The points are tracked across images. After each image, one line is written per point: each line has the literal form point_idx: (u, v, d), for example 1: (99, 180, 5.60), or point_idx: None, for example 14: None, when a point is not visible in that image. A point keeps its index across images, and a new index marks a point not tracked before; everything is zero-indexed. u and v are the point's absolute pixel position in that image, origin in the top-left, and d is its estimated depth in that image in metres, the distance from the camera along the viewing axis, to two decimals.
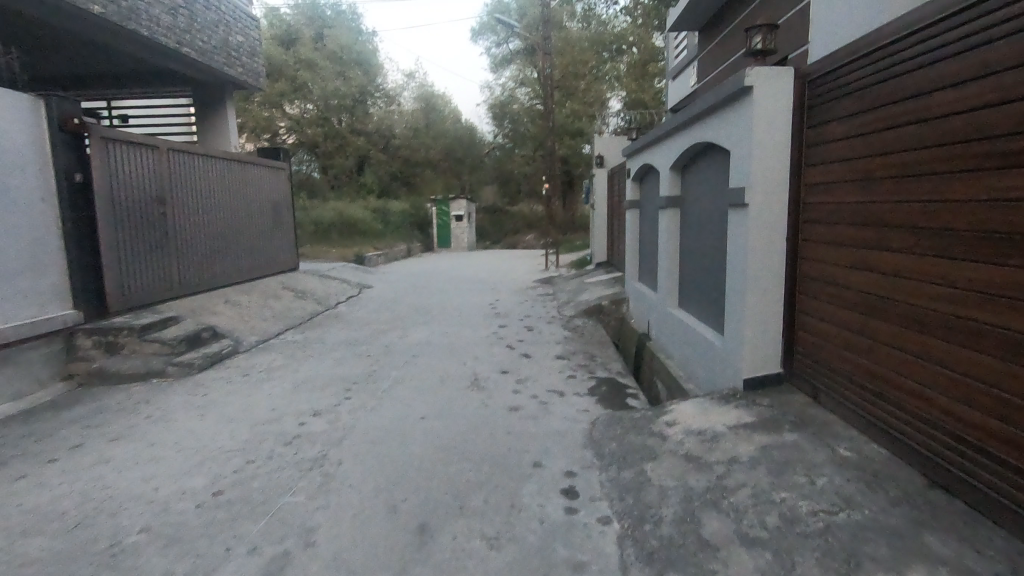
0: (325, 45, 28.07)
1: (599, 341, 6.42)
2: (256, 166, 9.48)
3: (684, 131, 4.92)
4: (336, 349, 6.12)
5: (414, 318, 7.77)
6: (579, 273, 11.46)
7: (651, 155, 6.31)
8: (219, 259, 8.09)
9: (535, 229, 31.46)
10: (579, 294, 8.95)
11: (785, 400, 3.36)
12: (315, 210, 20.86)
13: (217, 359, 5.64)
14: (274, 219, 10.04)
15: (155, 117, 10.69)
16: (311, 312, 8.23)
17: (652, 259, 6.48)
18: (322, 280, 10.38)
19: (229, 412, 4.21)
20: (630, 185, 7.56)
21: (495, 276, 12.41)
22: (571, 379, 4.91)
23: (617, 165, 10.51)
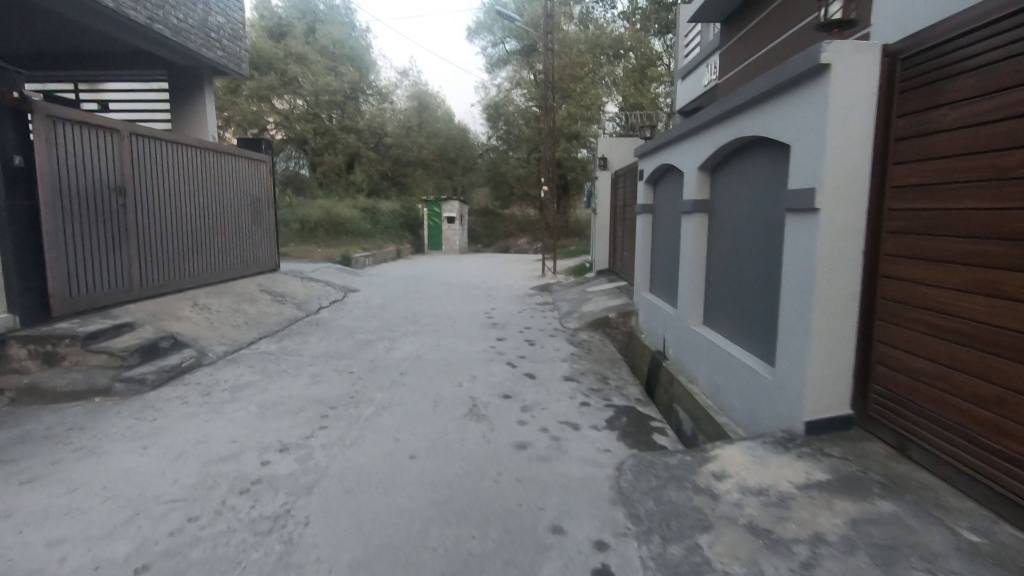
0: (317, 40, 27.47)
1: (609, 359, 5.77)
2: (235, 157, 8.76)
3: (720, 125, 4.30)
4: (313, 364, 5.41)
5: (403, 327, 7.07)
6: (579, 280, 10.84)
7: (672, 154, 5.71)
8: (190, 258, 7.38)
9: (527, 233, 30.89)
10: (582, 304, 8.30)
11: (860, 450, 2.74)
12: (301, 208, 20.10)
13: (175, 373, 4.90)
14: (253, 215, 9.32)
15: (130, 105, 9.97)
16: (290, 318, 7.52)
17: (670, 269, 5.85)
18: (303, 282, 9.65)
19: (178, 444, 3.49)
20: (643, 187, 6.96)
21: (490, 281, 11.76)
22: (585, 407, 4.26)
23: (623, 168, 9.91)
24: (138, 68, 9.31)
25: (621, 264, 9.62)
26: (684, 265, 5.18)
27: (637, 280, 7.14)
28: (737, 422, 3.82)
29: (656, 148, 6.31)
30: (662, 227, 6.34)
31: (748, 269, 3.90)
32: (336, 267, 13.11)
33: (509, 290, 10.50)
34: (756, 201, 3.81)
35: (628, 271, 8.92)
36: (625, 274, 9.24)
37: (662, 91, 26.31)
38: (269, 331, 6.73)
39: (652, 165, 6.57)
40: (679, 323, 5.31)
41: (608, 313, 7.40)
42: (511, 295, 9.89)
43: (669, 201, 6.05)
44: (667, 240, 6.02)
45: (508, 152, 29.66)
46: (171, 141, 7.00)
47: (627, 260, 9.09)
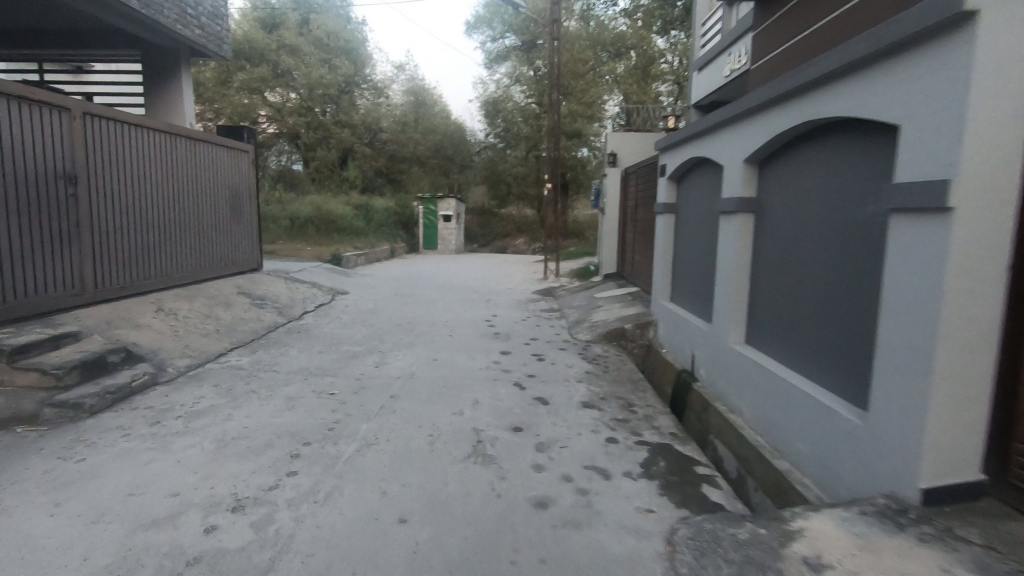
0: (311, 31, 26.66)
1: (630, 379, 5.04)
2: (211, 145, 7.97)
3: (781, 108, 3.59)
4: (290, 383, 4.66)
5: (395, 338, 6.32)
6: (586, 285, 10.13)
7: (706, 146, 5.01)
8: (158, 255, 6.62)
9: (525, 233, 30.16)
10: (593, 312, 7.58)
11: (1008, 536, 2.05)
12: (291, 205, 19.28)
13: (123, 394, 4.13)
14: (233, 209, 8.55)
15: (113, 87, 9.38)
16: (269, 325, 6.76)
17: (701, 277, 5.16)
18: (288, 284, 8.88)
19: (104, 498, 2.74)
20: (666, 184, 6.25)
21: (489, 284, 11.03)
22: (612, 444, 3.54)
23: (636, 164, 9.20)
24: (110, 47, 8.52)
25: (633, 268, 8.92)
26: (722, 273, 4.49)
27: (657, 287, 6.45)
28: (804, 470, 3.11)
29: (683, 139, 5.61)
30: (689, 228, 5.64)
31: (821, 283, 3.21)
32: (325, 267, 12.31)
33: (511, 295, 9.75)
34: (838, 200, 3.11)
35: (641, 276, 8.21)
36: (637, 280, 8.53)
37: (665, 90, 25.71)
38: (244, 341, 5.96)
39: (677, 158, 5.86)
40: (713, 340, 4.62)
41: (623, 323, 6.68)
42: (513, 301, 9.14)
43: (699, 198, 5.35)
44: (697, 242, 5.32)
45: (506, 150, 28.93)
46: (136, 125, 6.24)
47: (641, 265, 8.37)
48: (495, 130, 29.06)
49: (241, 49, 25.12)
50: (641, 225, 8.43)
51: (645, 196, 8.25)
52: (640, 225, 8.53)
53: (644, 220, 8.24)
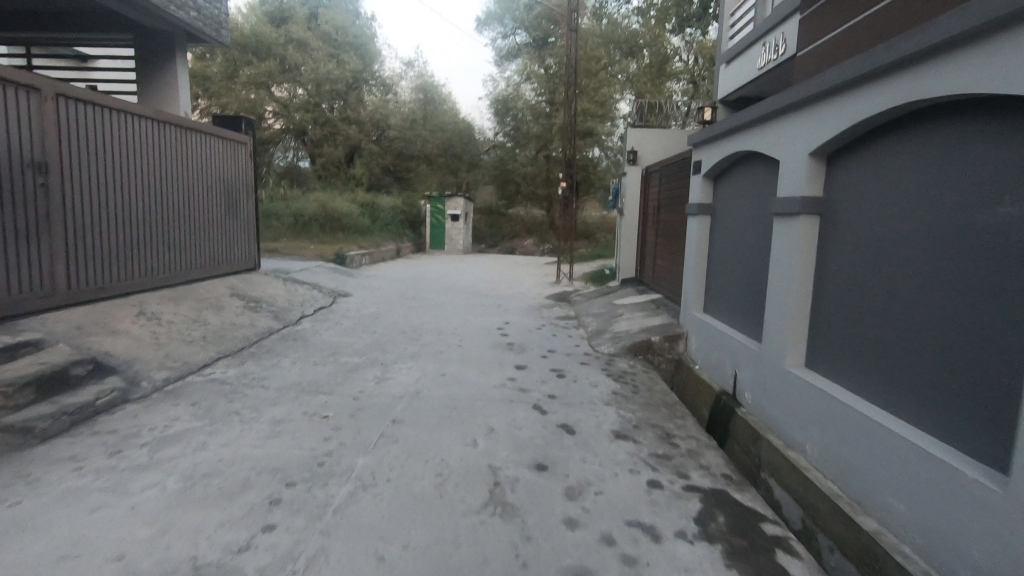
0: (319, 26, 26.17)
1: (665, 403, 4.44)
2: (204, 135, 7.44)
3: (872, 93, 3.04)
4: (278, 402, 4.09)
5: (398, 348, 5.74)
6: (602, 291, 9.55)
7: (755, 140, 4.44)
8: (141, 252, 6.07)
9: (534, 234, 29.58)
10: (614, 322, 6.96)
11: None
12: (295, 202, 18.76)
13: (84, 415, 3.57)
14: (227, 205, 8.01)
15: (106, 75, 8.87)
16: (263, 330, 6.21)
17: (746, 287, 4.56)
18: (286, 285, 8.35)
19: (30, 562, 2.18)
20: (700, 183, 5.64)
21: (500, 288, 10.45)
22: (656, 490, 2.95)
23: (660, 163, 8.61)
24: (102, 32, 8.02)
25: (656, 274, 8.30)
26: (777, 285, 3.89)
27: (689, 297, 5.84)
28: (902, 534, 2.56)
29: (725, 132, 5.00)
30: (729, 232, 5.04)
31: (934, 306, 2.65)
32: (327, 267, 11.77)
33: (523, 300, 9.14)
34: (959, 206, 2.57)
35: (666, 283, 7.60)
36: (661, 288, 7.90)
37: (679, 90, 25.10)
38: (233, 349, 5.41)
39: (717, 154, 5.26)
40: (764, 361, 4.01)
41: (650, 335, 6.07)
42: (526, 307, 8.55)
43: (745, 198, 4.75)
44: (741, 248, 4.72)
45: (516, 149, 28.31)
46: (121, 110, 5.71)
47: (665, 271, 7.76)
48: (505, 129, 28.48)
49: (248, 43, 24.71)
50: (666, 228, 7.81)
51: (672, 196, 7.63)
52: (665, 227, 7.91)
53: (670, 222, 7.62)
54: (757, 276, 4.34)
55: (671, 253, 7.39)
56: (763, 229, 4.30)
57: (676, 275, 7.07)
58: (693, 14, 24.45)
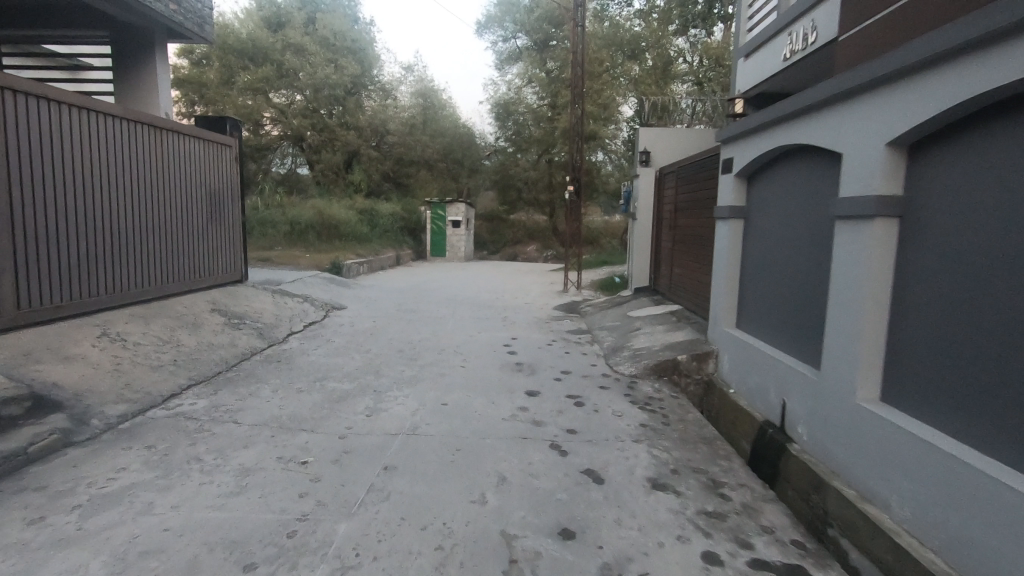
0: (317, 31, 25.72)
1: (703, 439, 3.81)
2: (177, 134, 6.83)
3: (968, 66, 2.45)
4: (250, 443, 3.48)
5: (394, 371, 5.12)
6: (614, 301, 8.93)
7: (803, 132, 3.84)
8: (97, 262, 5.48)
9: (536, 240, 28.98)
10: (632, 338, 6.34)
11: None
12: (291, 209, 18.22)
13: (12, 467, 2.97)
14: (207, 209, 7.38)
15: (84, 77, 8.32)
16: (245, 351, 5.61)
17: (795, 302, 3.95)
18: (275, 298, 7.75)
19: None
20: (731, 183, 5.04)
21: (505, 298, 9.84)
22: (715, 567, 2.33)
23: (677, 163, 8.01)
24: (76, 29, 7.44)
25: (675, 284, 7.69)
26: (839, 300, 3.29)
27: (719, 311, 5.23)
28: None
29: (762, 124, 4.41)
30: (769, 239, 4.43)
31: None
32: (322, 277, 11.17)
33: (529, 313, 8.52)
34: None
35: (688, 294, 6.98)
36: (681, 299, 7.28)
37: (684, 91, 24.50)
38: (207, 374, 4.80)
39: (751, 150, 4.66)
40: (824, 390, 3.40)
41: (675, 354, 5.44)
42: (533, 320, 7.92)
43: (789, 199, 4.14)
44: (787, 256, 4.11)
45: (517, 154, 27.73)
46: (64, 104, 5.11)
47: (686, 281, 7.14)
48: (506, 134, 27.90)
49: (245, 49, 24.38)
50: (688, 234, 7.19)
51: (695, 199, 7.01)
52: (686, 234, 7.30)
53: (693, 228, 7.00)
54: (812, 289, 3.73)
55: (694, 261, 6.76)
56: (818, 234, 3.69)
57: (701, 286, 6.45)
58: (697, 15, 23.89)
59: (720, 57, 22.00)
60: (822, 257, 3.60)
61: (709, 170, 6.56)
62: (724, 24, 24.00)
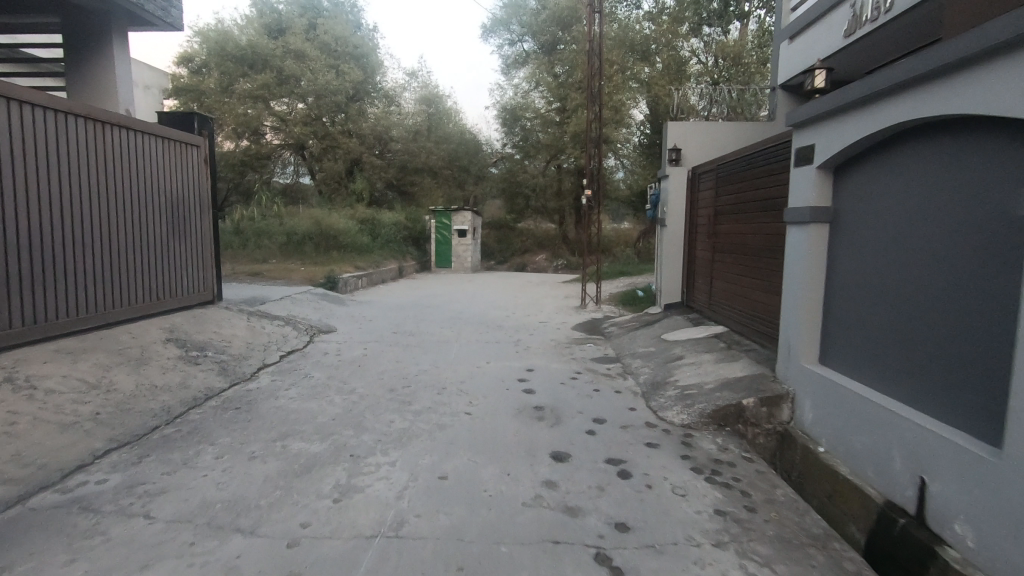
0: (318, 36, 24.93)
1: (811, 540, 2.66)
2: (132, 131, 5.81)
3: None
4: (155, 558, 2.37)
5: (381, 423, 4.00)
6: (643, 320, 7.79)
7: (953, 99, 2.74)
8: (12, 284, 4.42)
9: (546, 249, 27.86)
10: (674, 371, 5.18)
11: None
12: (290, 220, 17.33)
13: None
14: (171, 218, 6.35)
15: (38, 71, 7.35)
16: (198, 393, 4.52)
17: (945, 340, 2.85)
18: (251, 322, 6.68)
19: None
20: (812, 178, 3.96)
21: (517, 317, 8.73)
22: None
23: (721, 161, 6.87)
24: (22, 13, 6.44)
25: (720, 301, 6.56)
26: None
27: (793, 342, 4.13)
28: None
29: (866, 97, 3.35)
30: (881, 249, 3.37)
31: None
32: (314, 294, 10.11)
33: (545, 335, 7.39)
34: None
35: (742, 314, 5.83)
36: (731, 318, 6.14)
37: None
38: (139, 432, 3.70)
39: (848, 135, 3.59)
40: (1001, 474, 2.31)
41: (737, 395, 4.28)
42: (551, 345, 6.79)
43: (921, 197, 3.08)
44: (922, 274, 3.03)
45: (525, 160, 26.67)
46: None
47: (738, 297, 5.99)
48: (513, 140, 26.85)
49: (244, 55, 23.65)
50: (739, 240, 6.05)
51: (749, 199, 5.87)
52: (736, 240, 6.17)
53: (746, 234, 5.86)
54: (984, 323, 2.64)
55: (752, 273, 5.61)
56: (995, 246, 2.60)
57: (763, 304, 5.29)
58: (714, 12, 23.73)
59: (738, 55, 21.23)
60: (1013, 277, 2.50)
61: (769, 164, 5.43)
62: (740, 22, 23.41)
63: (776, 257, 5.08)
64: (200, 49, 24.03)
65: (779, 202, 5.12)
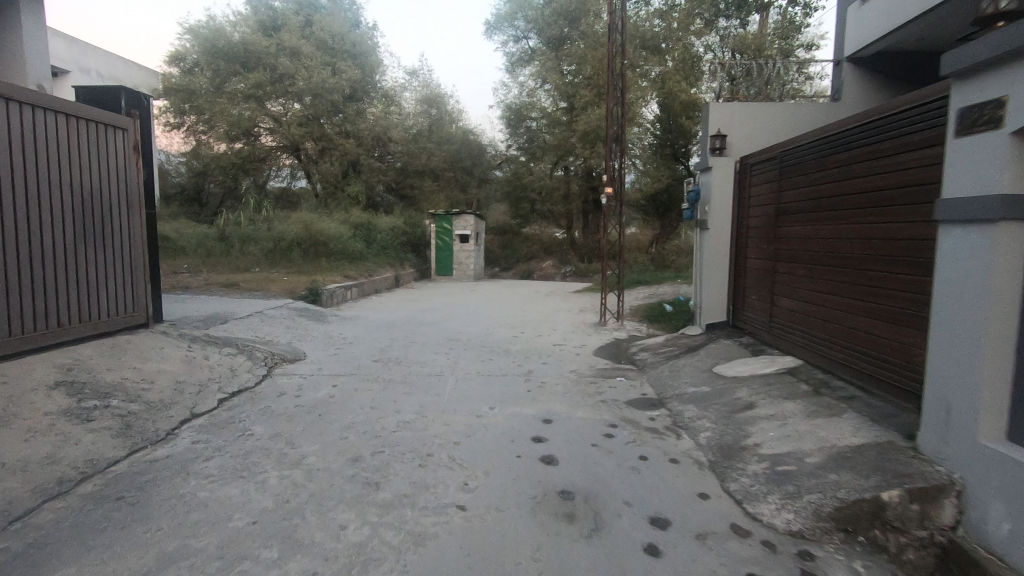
0: (313, 33, 23.65)
1: None
2: (33, 108, 4.39)
3: None
4: None
5: (326, 533, 2.59)
6: (682, 343, 6.38)
7: None
8: None
9: (553, 255, 26.42)
10: (750, 431, 3.71)
11: None
12: (278, 224, 16.02)
13: None
14: (89, 224, 4.91)
15: None
16: (72, 471, 3.12)
17: None
18: (195, 351, 5.30)
19: None
20: (996, 153, 2.53)
21: (527, 338, 7.33)
22: None
23: (785, 145, 5.50)
24: None
25: (796, 323, 5.06)
26: None
27: (958, 406, 2.69)
28: None
29: None
30: None
31: None
32: (289, 310, 8.74)
33: (563, 365, 5.94)
34: None
35: (842, 342, 4.32)
36: (820, 347, 4.63)
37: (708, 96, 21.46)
38: None
39: None
40: None
41: (870, 485, 2.80)
42: (572, 381, 5.34)
43: None
44: None
45: (530, 162, 25.29)
46: None
47: (833, 319, 4.49)
48: (518, 141, 25.51)
49: (236, 53, 22.42)
50: (830, 244, 4.58)
51: (845, 190, 4.42)
52: (822, 244, 4.70)
53: (845, 235, 4.39)
54: None
55: (856, 289, 4.17)
56: None
57: (889, 332, 3.78)
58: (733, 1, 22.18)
59: (759, 47, 19.54)
60: None
61: (883, 138, 3.97)
62: (759, 14, 21.97)
63: (911, 267, 3.59)
64: (191, 47, 22.89)
65: (911, 189, 3.63)
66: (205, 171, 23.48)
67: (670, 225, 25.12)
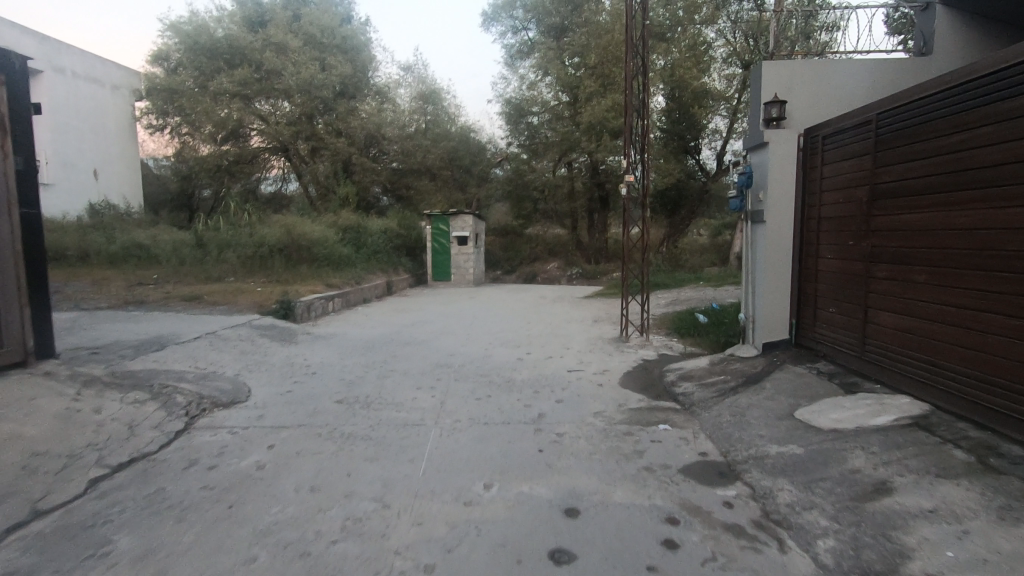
0: (301, 27, 22.26)
1: None
2: None
3: None
4: None
5: None
6: (736, 370, 4.94)
7: None
8: None
9: (559, 256, 24.93)
10: (907, 546, 2.26)
11: None
12: (260, 229, 14.65)
13: None
14: None
15: None
16: None
17: None
18: (86, 401, 3.88)
19: None
20: None
21: (535, 363, 5.88)
22: None
23: (879, 103, 4.11)
24: None
25: (915, 350, 3.61)
26: None
27: None
28: None
29: None
30: None
31: None
32: (251, 329, 7.32)
33: (583, 405, 4.50)
34: None
35: (1016, 384, 2.89)
36: (967, 387, 3.18)
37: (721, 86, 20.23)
38: None
39: None
40: None
41: None
42: (598, 431, 3.90)
43: None
44: None
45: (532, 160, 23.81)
46: None
47: (987, 346, 3.09)
48: (520, 138, 24.06)
49: (219, 49, 21.06)
50: (978, 237, 3.15)
51: (1008, 156, 2.99)
52: (961, 236, 3.27)
53: (1011, 222, 2.96)
54: None
55: None
56: None
57: None
58: None
59: None
60: None
61: None
62: None
63: None
64: (172, 45, 21.56)
65: None
66: (189, 174, 22.15)
67: (681, 223, 23.63)
